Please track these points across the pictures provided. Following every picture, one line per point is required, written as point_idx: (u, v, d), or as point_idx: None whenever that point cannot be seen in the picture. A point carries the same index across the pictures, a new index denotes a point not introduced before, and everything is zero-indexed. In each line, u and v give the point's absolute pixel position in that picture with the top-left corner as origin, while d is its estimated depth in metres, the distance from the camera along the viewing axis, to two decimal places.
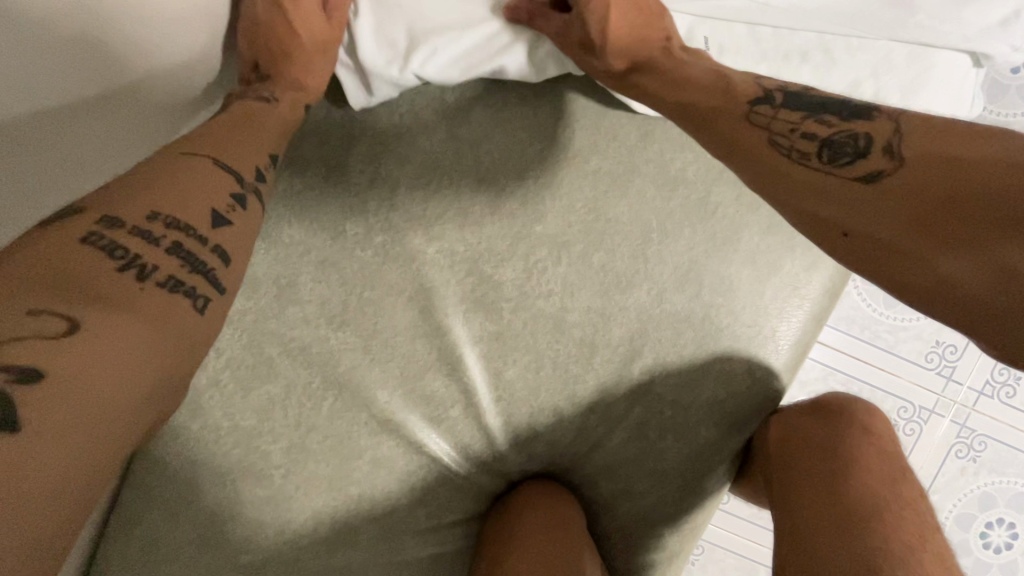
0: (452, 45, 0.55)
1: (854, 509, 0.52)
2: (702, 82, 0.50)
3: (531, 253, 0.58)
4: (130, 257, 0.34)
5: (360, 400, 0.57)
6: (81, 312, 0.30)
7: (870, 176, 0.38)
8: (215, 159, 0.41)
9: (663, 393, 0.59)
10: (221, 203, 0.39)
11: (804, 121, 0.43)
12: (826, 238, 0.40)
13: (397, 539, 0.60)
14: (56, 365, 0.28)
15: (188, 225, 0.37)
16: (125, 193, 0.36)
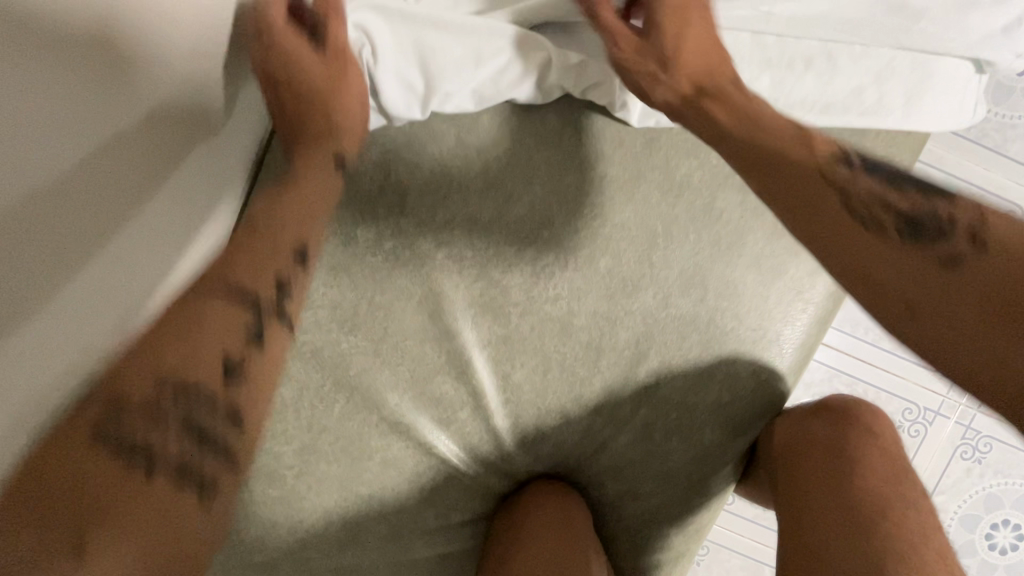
0: (470, 76, 0.55)
1: (857, 512, 0.53)
2: (783, 130, 0.49)
3: (538, 257, 0.58)
4: (139, 453, 0.35)
5: (371, 402, 0.59)
6: (94, 527, 0.32)
7: (948, 259, 0.40)
8: (229, 283, 0.41)
9: (669, 395, 0.60)
10: (237, 347, 0.40)
11: (882, 192, 0.44)
12: (883, 305, 0.41)
13: (407, 538, 0.61)
14: (84, 551, 0.31)
15: (199, 384, 0.37)
16: (140, 359, 0.37)
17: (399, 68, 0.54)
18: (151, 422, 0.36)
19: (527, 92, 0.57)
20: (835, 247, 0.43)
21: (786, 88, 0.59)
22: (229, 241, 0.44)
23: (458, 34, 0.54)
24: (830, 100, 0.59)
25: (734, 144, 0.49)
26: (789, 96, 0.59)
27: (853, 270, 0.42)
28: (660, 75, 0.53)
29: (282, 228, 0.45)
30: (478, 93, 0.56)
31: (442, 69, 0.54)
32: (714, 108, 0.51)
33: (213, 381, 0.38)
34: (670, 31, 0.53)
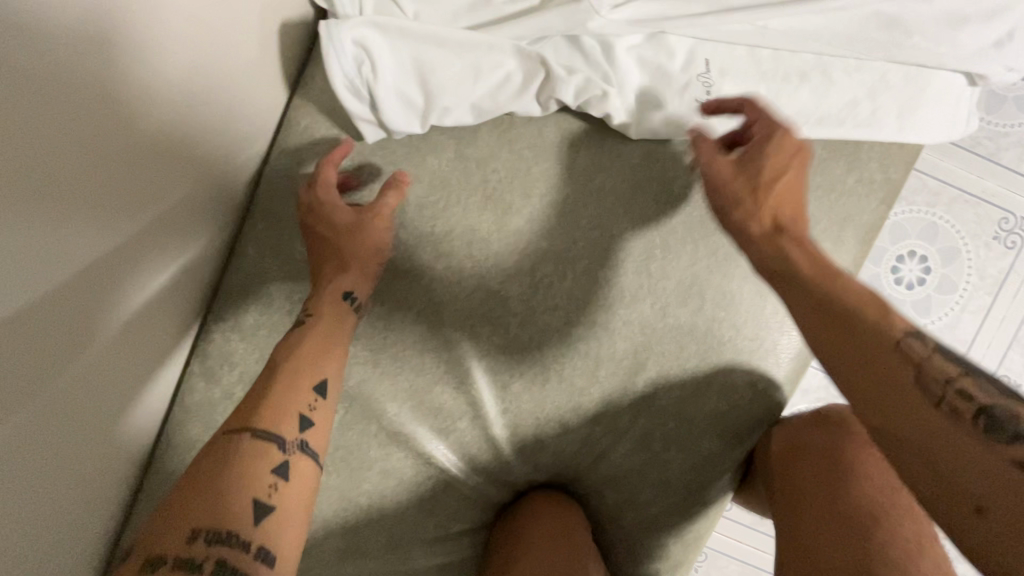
0: (469, 91, 0.57)
1: (853, 522, 0.54)
2: (857, 287, 0.46)
3: (537, 268, 0.59)
4: (198, 555, 0.38)
5: (370, 412, 0.59)
6: None
7: (1022, 463, 0.36)
8: (255, 429, 0.45)
9: (667, 404, 0.61)
10: (264, 493, 0.43)
11: (960, 376, 0.41)
12: (952, 506, 0.37)
13: (406, 548, 0.61)
14: None
15: (230, 535, 0.40)
16: (184, 509, 0.40)
17: (400, 84, 0.56)
18: (185, 573, 0.38)
19: (526, 107, 0.58)
20: (899, 424, 0.40)
21: (783, 100, 0.60)
22: (251, 395, 0.48)
23: (458, 51, 0.56)
24: (826, 112, 0.60)
25: (808, 290, 0.47)
26: (786, 108, 0.60)
27: (918, 453, 0.39)
28: (750, 202, 0.53)
29: (308, 369, 0.50)
30: (477, 107, 0.57)
31: (442, 85, 0.56)
32: (796, 251, 0.50)
33: (240, 522, 0.41)
34: (767, 159, 0.53)
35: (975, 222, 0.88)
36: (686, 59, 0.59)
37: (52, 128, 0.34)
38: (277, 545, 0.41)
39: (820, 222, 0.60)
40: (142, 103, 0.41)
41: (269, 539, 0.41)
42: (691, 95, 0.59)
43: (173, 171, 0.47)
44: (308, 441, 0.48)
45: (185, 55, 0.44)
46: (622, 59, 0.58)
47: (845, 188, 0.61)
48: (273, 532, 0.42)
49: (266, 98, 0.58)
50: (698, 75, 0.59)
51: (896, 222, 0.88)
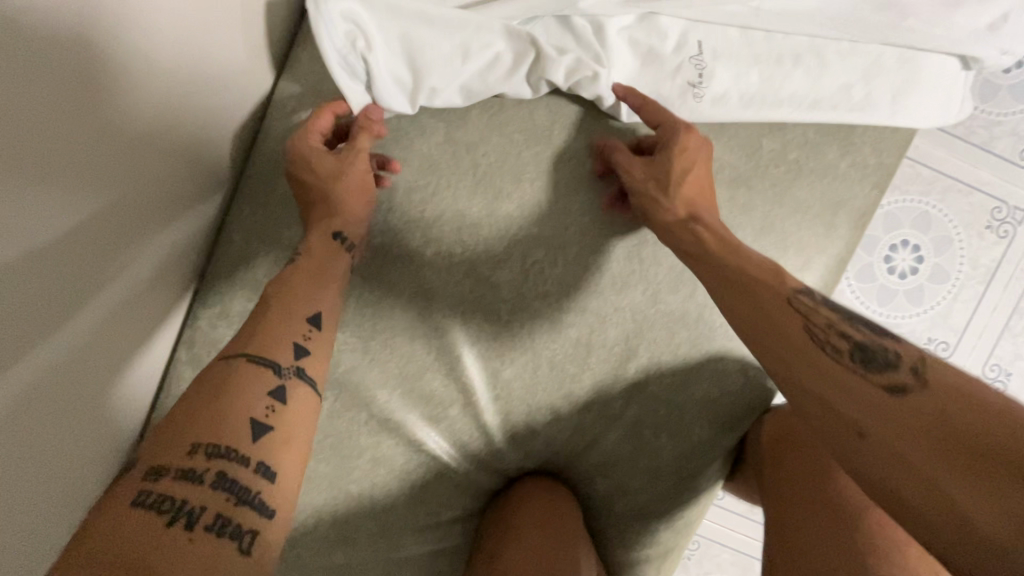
0: (459, 70, 0.56)
1: (843, 508, 0.53)
2: (758, 255, 0.50)
3: (528, 254, 0.58)
4: (202, 472, 0.37)
5: (360, 400, 0.58)
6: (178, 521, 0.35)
7: (892, 387, 0.38)
8: (252, 356, 0.44)
9: (658, 391, 0.60)
10: (259, 411, 0.41)
11: (841, 321, 0.44)
12: (839, 435, 0.39)
13: (397, 535, 0.61)
14: (169, 538, 0.34)
15: (229, 449, 0.38)
16: (181, 429, 0.39)
17: (388, 62, 0.55)
18: (187, 482, 0.36)
19: (517, 88, 0.58)
20: (791, 369, 0.43)
21: (777, 84, 0.59)
22: (245, 327, 0.47)
23: (447, 30, 0.56)
24: (819, 96, 0.59)
25: (720, 267, 0.50)
26: (779, 93, 0.59)
27: (806, 390, 0.42)
28: (661, 199, 0.55)
29: (297, 298, 0.49)
30: (466, 88, 0.57)
31: (431, 64, 0.56)
32: (706, 236, 0.53)
33: (242, 438, 0.39)
34: (671, 161, 0.56)
35: (968, 211, 0.88)
36: (679, 41, 0.58)
37: (43, 118, 0.34)
38: (278, 460, 0.40)
39: (812, 207, 0.60)
40: (126, 85, 0.40)
41: (270, 455, 0.40)
42: (683, 79, 0.58)
43: (151, 155, 0.46)
44: (304, 368, 0.46)
45: (167, 38, 0.43)
46: (613, 43, 0.57)
47: (838, 173, 0.60)
48: (273, 447, 0.40)
49: (250, 80, 0.57)
50: (690, 58, 0.58)
51: (890, 211, 0.88)
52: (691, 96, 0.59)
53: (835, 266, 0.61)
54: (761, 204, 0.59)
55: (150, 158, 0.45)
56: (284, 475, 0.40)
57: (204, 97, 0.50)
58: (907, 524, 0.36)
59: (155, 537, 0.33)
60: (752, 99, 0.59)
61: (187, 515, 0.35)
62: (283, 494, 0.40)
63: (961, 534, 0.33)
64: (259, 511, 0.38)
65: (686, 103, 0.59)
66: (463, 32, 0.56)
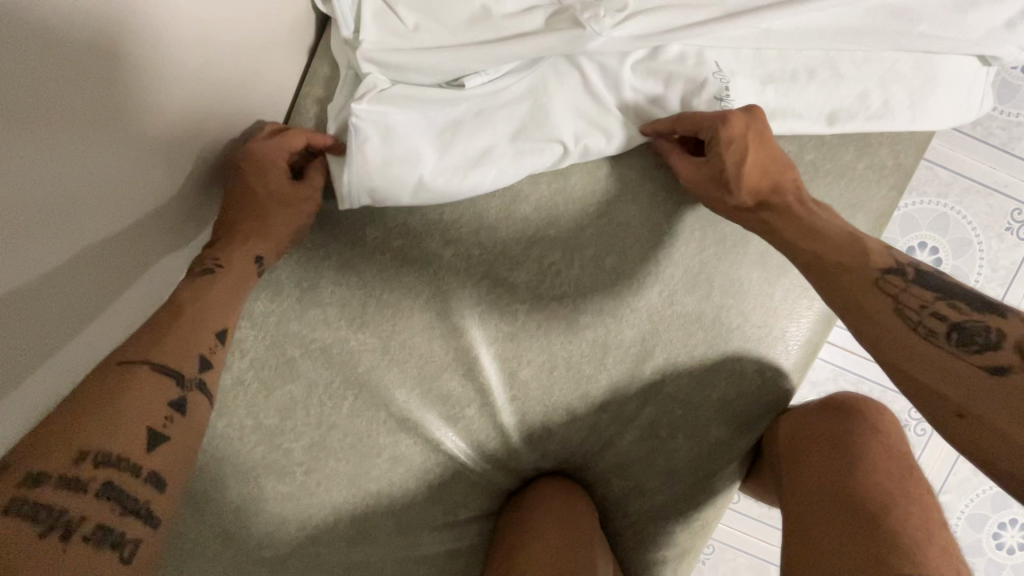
0: (484, 143, 0.57)
1: (862, 506, 0.53)
2: (837, 239, 0.52)
3: (545, 256, 0.59)
4: (82, 480, 0.38)
5: (379, 399, 0.59)
6: (49, 532, 0.35)
7: (997, 370, 0.41)
8: (155, 364, 0.45)
9: (674, 392, 0.61)
10: (158, 422, 0.43)
11: (934, 301, 0.46)
12: (938, 414, 0.43)
13: (415, 534, 0.61)
14: (42, 545, 0.35)
15: (119, 458, 0.40)
16: (68, 433, 0.39)
17: (419, 144, 0.56)
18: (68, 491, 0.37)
19: (540, 162, 0.58)
20: (887, 351, 0.46)
21: (791, 101, 0.59)
22: (148, 327, 0.47)
23: (471, 96, 0.57)
24: (839, 107, 0.59)
25: (801, 255, 0.53)
26: (796, 106, 0.59)
27: (900, 369, 0.45)
28: (727, 195, 0.57)
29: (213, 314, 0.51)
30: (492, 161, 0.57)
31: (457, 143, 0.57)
32: (779, 224, 0.55)
33: (135, 445, 0.41)
34: (726, 155, 0.56)
35: (987, 213, 0.87)
36: (697, 62, 0.59)
37: (48, 125, 0.34)
38: (166, 468, 0.43)
39: (828, 209, 0.60)
40: (147, 93, 0.41)
41: (162, 463, 0.42)
42: (708, 92, 0.59)
43: (168, 163, 0.46)
44: (206, 382, 0.48)
45: (190, 50, 0.44)
46: (629, 77, 0.58)
47: (855, 174, 0.61)
48: (166, 459, 0.43)
49: (275, 86, 0.58)
50: (713, 72, 0.58)
51: (907, 213, 0.88)
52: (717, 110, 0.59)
53: None
54: None
55: (166, 165, 0.46)
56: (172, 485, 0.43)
57: (223, 105, 0.51)
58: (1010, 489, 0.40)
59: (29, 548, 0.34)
60: (772, 113, 0.60)
61: (63, 526, 0.36)
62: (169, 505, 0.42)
63: None
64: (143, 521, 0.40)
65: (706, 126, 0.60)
66: (484, 98, 0.57)
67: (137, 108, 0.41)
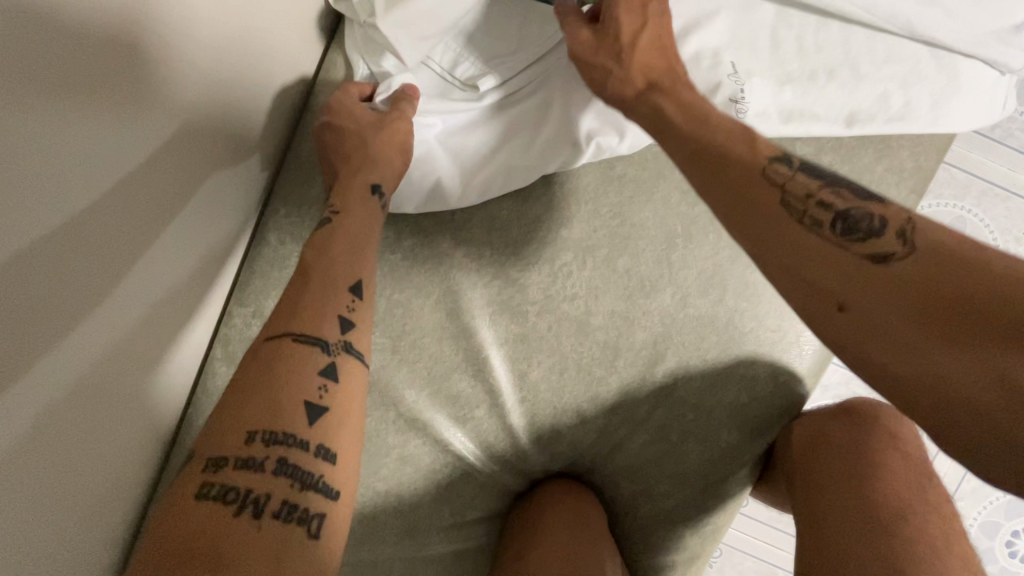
0: (496, 147, 0.58)
1: (879, 514, 0.53)
2: (728, 127, 0.45)
3: (557, 257, 0.59)
4: (251, 466, 0.37)
5: (388, 399, 0.59)
6: (235, 522, 0.35)
7: (879, 257, 0.36)
8: (295, 334, 0.43)
9: (685, 395, 0.60)
10: (312, 393, 0.41)
11: (820, 189, 0.40)
12: (814, 309, 0.36)
13: (423, 534, 0.61)
14: (230, 536, 0.35)
15: (287, 435, 0.38)
16: (224, 422, 0.39)
17: (434, 151, 0.59)
18: (247, 471, 0.37)
19: (551, 164, 0.57)
20: (769, 241, 0.39)
21: (808, 103, 0.58)
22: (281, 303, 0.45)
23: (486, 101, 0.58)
24: (857, 108, 0.58)
25: (686, 139, 0.45)
26: (814, 107, 0.58)
27: (777, 260, 0.38)
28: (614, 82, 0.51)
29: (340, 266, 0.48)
30: (504, 171, 0.57)
31: (467, 153, 0.58)
32: (666, 105, 0.48)
33: (294, 420, 0.39)
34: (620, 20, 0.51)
35: (1005, 216, 0.86)
36: (712, 61, 0.57)
37: (44, 118, 0.33)
38: (335, 442, 0.40)
39: None
40: (151, 83, 0.41)
41: (326, 434, 0.40)
42: (723, 95, 0.57)
43: (180, 160, 0.47)
44: (353, 343, 0.45)
45: (191, 45, 0.44)
46: None
47: (873, 177, 0.60)
48: (331, 428, 0.40)
49: (283, 89, 0.59)
50: (728, 75, 0.57)
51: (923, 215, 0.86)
52: (733, 112, 0.57)
53: None
54: None
55: (179, 162, 0.47)
56: (344, 456, 0.40)
57: (228, 100, 0.50)
58: (876, 385, 0.34)
59: (225, 532, 0.35)
60: (791, 114, 0.58)
61: (252, 506, 0.36)
62: (343, 475, 0.40)
63: (933, 393, 0.32)
64: (324, 494, 0.39)
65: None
66: (500, 103, 0.58)
67: (137, 100, 0.40)
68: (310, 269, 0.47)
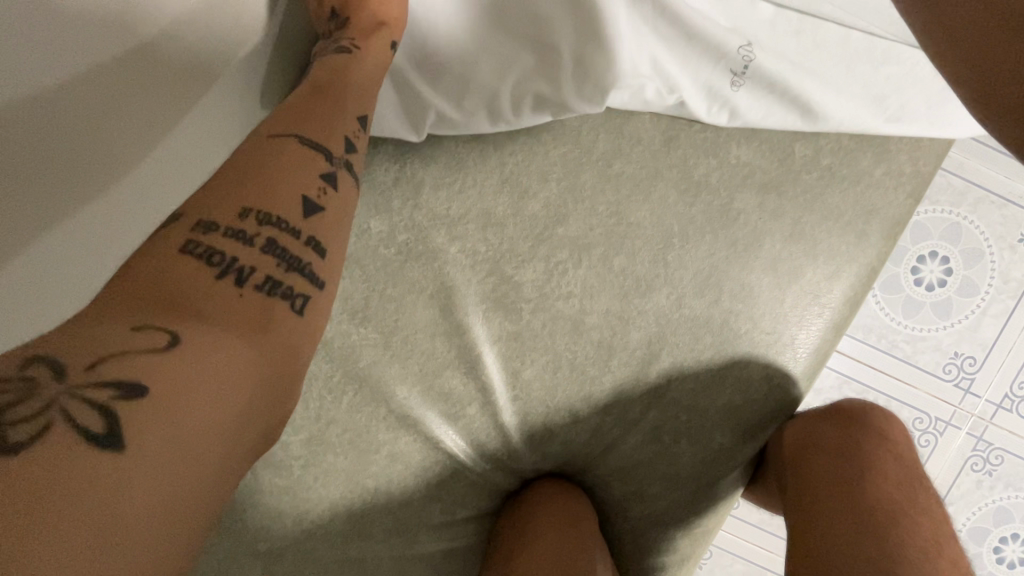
0: (486, 90, 0.56)
1: (867, 515, 0.53)
2: None
3: (553, 255, 0.58)
4: (229, 245, 0.38)
5: (379, 395, 0.58)
6: (210, 287, 0.36)
7: None
8: (301, 137, 0.44)
9: (679, 397, 0.60)
10: (313, 188, 0.42)
11: None
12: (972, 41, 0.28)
13: (412, 531, 0.61)
14: (203, 300, 0.36)
15: (279, 220, 0.40)
16: (218, 197, 0.39)
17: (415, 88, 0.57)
18: (236, 241, 0.38)
19: (532, 116, 0.57)
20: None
21: (812, 85, 0.57)
22: (292, 105, 0.47)
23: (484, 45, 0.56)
24: (857, 107, 0.58)
25: None
26: (818, 102, 0.57)
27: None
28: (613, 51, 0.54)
29: (351, 98, 0.50)
30: (487, 114, 0.57)
31: (450, 92, 0.57)
32: None
33: (292, 210, 0.41)
34: None
35: (1000, 224, 0.82)
36: (730, 28, 0.56)
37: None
38: (327, 240, 0.42)
39: (844, 215, 0.60)
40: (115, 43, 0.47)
41: (320, 230, 0.42)
42: (726, 68, 0.57)
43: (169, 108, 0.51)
44: (352, 164, 0.47)
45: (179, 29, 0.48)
46: (665, 38, 0.56)
47: (871, 181, 0.60)
48: (324, 223, 0.42)
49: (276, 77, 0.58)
50: (739, 49, 0.56)
51: (919, 221, 0.83)
52: (728, 84, 0.57)
53: (865, 276, 0.61)
54: (791, 211, 0.59)
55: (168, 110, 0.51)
56: (333, 255, 0.42)
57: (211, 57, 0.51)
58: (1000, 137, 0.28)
59: (205, 288, 0.36)
60: (788, 95, 0.57)
61: (236, 271, 0.37)
62: (330, 270, 0.42)
63: None
64: (309, 279, 0.40)
65: (709, 103, 0.58)
66: (496, 41, 0.55)
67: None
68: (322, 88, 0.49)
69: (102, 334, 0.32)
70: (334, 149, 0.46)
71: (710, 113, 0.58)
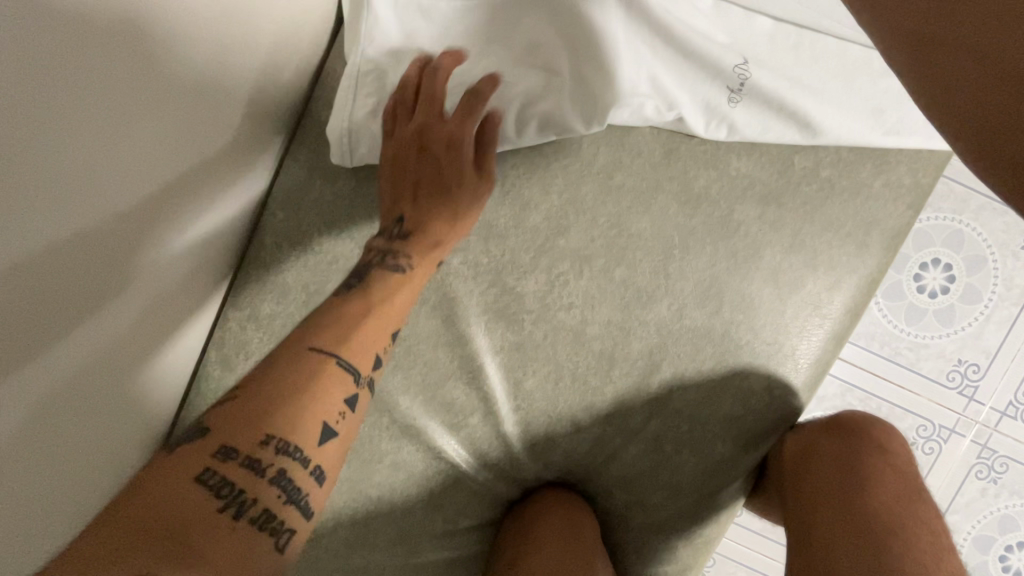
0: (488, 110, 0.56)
1: (866, 526, 0.53)
2: None
3: (554, 266, 0.59)
4: (238, 499, 0.36)
5: (382, 406, 0.59)
6: (203, 541, 0.34)
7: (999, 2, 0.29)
8: (335, 356, 0.44)
9: (680, 407, 0.60)
10: (334, 415, 0.42)
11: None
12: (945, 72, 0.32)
13: (414, 541, 0.61)
14: (200, 532, 0.34)
15: (296, 450, 0.39)
16: (244, 417, 0.39)
17: None
18: (250, 472, 0.37)
19: (536, 135, 0.57)
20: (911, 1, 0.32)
21: (809, 102, 0.57)
22: (322, 314, 0.47)
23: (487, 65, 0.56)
24: (856, 120, 0.58)
25: None
26: (816, 115, 0.58)
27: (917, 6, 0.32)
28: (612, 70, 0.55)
29: (390, 315, 0.50)
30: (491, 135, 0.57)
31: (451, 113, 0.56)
32: None
33: (308, 444, 0.40)
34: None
35: (1002, 231, 0.82)
36: (726, 46, 0.56)
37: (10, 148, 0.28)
38: (330, 467, 0.41)
39: (844, 225, 0.60)
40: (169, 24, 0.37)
41: (327, 462, 0.41)
42: (722, 87, 0.57)
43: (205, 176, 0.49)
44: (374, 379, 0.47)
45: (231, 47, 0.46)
46: (664, 57, 0.56)
47: (871, 192, 0.60)
48: (335, 456, 0.42)
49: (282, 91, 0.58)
50: (735, 66, 0.56)
51: (920, 229, 0.83)
52: (725, 101, 0.58)
53: (865, 286, 0.61)
54: (791, 222, 0.60)
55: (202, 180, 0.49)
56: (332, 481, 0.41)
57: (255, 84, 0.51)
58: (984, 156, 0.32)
59: (210, 524, 0.35)
60: (787, 110, 0.58)
61: (238, 505, 0.36)
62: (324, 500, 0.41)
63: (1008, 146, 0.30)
64: (302, 513, 0.39)
65: (708, 121, 0.58)
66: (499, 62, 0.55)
67: (136, 100, 0.37)
68: (371, 302, 0.49)
69: (80, 564, 0.31)
70: (362, 368, 0.45)
71: (708, 128, 0.58)
